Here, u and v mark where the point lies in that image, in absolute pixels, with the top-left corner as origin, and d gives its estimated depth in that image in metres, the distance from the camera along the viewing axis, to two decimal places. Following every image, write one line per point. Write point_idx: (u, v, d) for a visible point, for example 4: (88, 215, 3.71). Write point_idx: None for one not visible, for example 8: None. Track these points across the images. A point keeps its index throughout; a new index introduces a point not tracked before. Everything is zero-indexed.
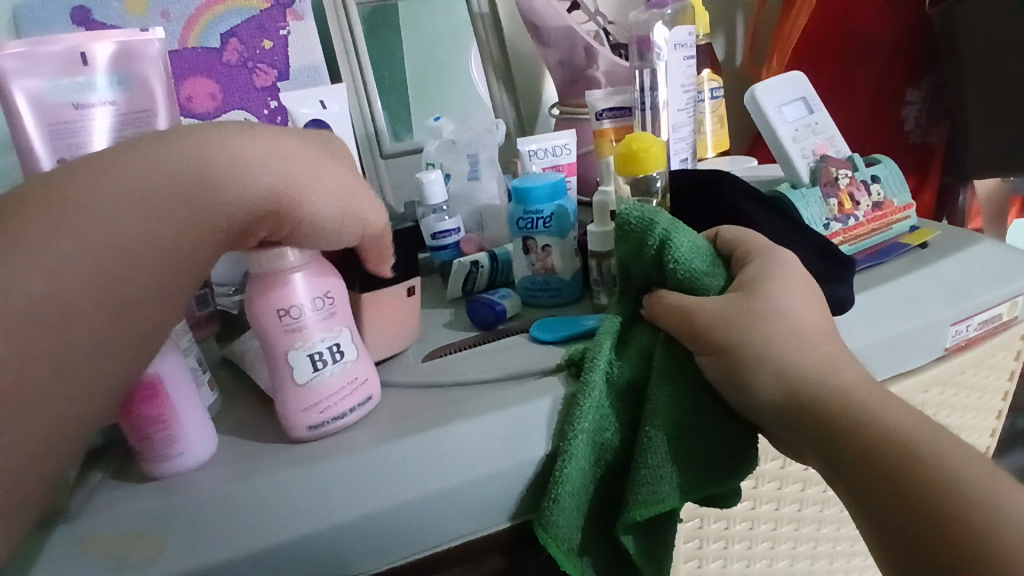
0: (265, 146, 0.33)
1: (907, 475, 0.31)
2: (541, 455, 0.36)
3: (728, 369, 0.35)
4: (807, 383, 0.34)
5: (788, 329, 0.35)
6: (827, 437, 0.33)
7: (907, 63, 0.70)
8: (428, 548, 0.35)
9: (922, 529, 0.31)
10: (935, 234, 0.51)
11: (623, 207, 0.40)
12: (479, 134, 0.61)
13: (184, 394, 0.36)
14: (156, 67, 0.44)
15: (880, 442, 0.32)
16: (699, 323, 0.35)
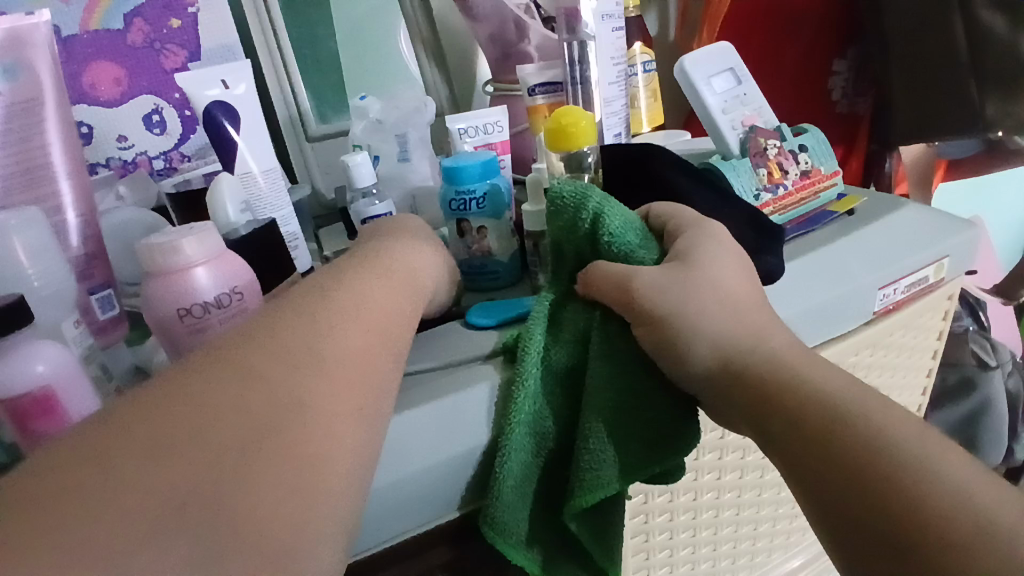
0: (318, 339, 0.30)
1: (838, 441, 0.31)
2: (482, 446, 0.34)
3: (662, 341, 0.34)
4: (746, 355, 0.34)
5: (721, 300, 0.35)
6: (766, 408, 0.33)
7: (834, 33, 0.71)
8: (373, 548, 0.33)
9: (857, 496, 0.30)
10: (862, 200, 0.52)
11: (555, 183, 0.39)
12: (407, 113, 0.58)
13: (80, 403, 0.32)
14: (43, 51, 0.40)
15: (812, 406, 0.32)
16: (633, 291, 0.35)
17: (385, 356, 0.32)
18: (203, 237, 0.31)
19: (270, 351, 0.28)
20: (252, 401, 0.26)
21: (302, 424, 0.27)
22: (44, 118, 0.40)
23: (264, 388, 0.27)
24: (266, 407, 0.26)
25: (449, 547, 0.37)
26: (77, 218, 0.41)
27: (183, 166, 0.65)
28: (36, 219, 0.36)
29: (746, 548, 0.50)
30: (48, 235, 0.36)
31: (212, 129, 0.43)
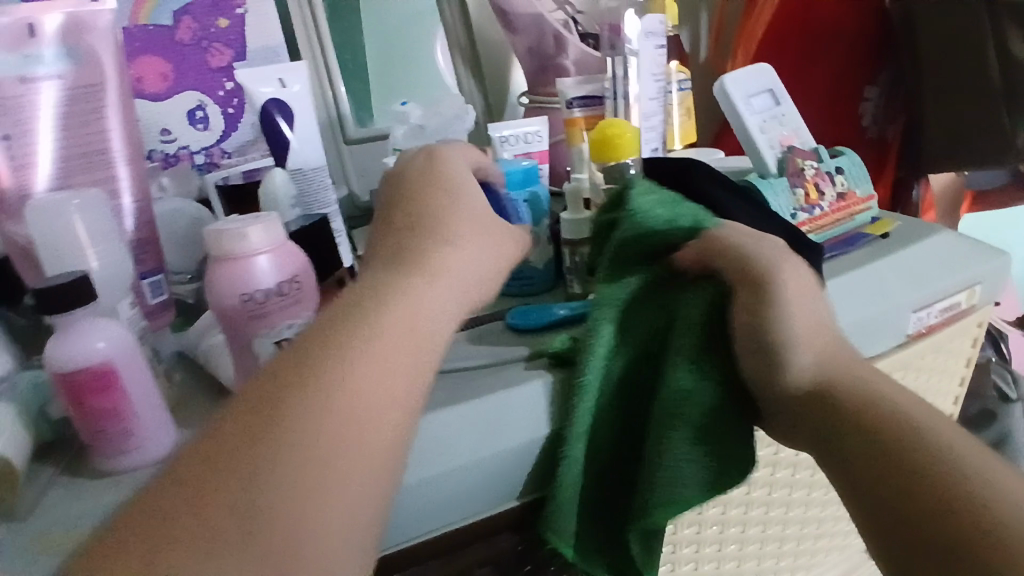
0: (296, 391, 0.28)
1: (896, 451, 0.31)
2: (543, 436, 0.35)
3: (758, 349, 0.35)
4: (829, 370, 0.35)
5: (809, 307, 0.36)
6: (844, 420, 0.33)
7: (865, 61, 0.72)
8: (418, 536, 0.34)
9: (906, 508, 0.30)
10: (895, 224, 0.53)
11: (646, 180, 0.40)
12: (448, 120, 0.59)
13: (140, 382, 0.33)
14: (105, 38, 0.41)
15: (871, 413, 0.33)
16: (752, 273, 0.35)
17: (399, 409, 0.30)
18: (268, 226, 0.32)
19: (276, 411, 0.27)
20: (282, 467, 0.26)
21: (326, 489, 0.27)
22: (105, 103, 0.42)
23: (345, 392, 0.28)
24: (360, 414, 0.28)
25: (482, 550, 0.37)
26: (133, 203, 0.43)
27: (223, 161, 0.66)
28: (96, 200, 0.37)
29: (771, 566, 0.50)
30: (108, 217, 0.38)
31: (266, 124, 0.44)
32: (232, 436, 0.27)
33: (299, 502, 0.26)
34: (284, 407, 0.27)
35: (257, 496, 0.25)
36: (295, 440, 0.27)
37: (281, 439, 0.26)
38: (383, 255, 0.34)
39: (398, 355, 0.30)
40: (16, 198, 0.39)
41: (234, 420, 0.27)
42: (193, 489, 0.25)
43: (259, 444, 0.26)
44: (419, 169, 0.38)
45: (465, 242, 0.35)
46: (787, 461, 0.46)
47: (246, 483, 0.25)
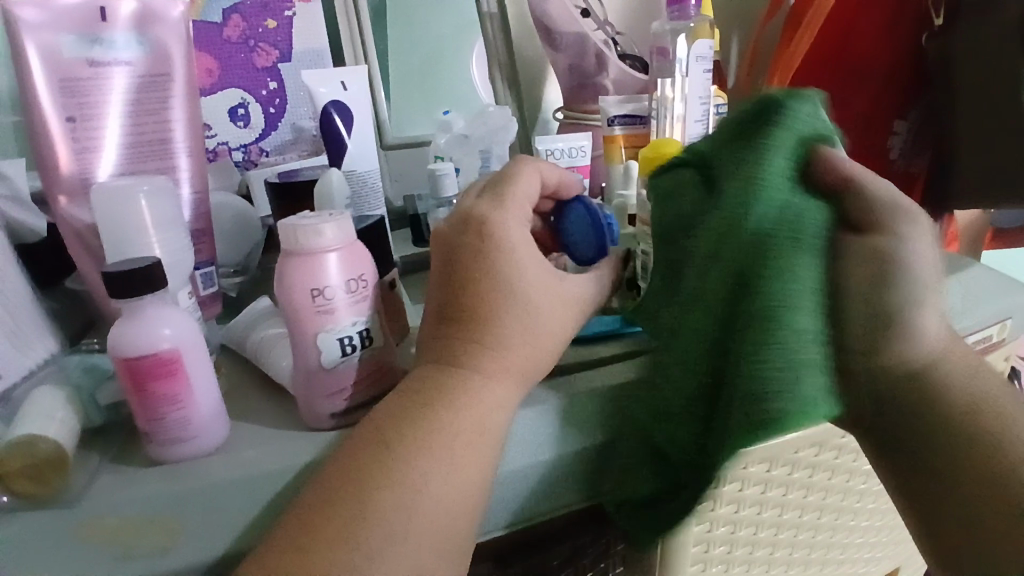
0: (410, 412, 0.32)
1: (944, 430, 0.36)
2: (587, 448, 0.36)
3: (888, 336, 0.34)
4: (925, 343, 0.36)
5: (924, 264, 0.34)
6: (906, 387, 0.36)
7: (896, 97, 0.74)
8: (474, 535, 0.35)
9: (947, 474, 0.36)
10: None
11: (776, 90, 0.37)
12: (493, 130, 0.60)
13: (201, 372, 0.33)
14: (176, 29, 0.42)
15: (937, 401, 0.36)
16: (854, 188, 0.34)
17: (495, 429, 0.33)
18: (341, 224, 0.33)
19: (389, 434, 0.31)
20: (387, 486, 0.30)
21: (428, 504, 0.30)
22: (170, 92, 0.42)
23: (455, 434, 0.32)
24: (467, 450, 0.32)
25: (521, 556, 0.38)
26: (191, 193, 0.43)
27: (261, 160, 0.67)
28: (164, 188, 0.37)
29: None
30: (173, 204, 0.38)
31: (323, 125, 0.45)
32: (353, 467, 0.30)
33: (428, 525, 0.30)
34: (404, 445, 0.31)
35: (393, 515, 0.29)
36: (416, 475, 0.30)
37: (404, 474, 0.30)
38: (456, 309, 0.34)
39: (498, 385, 0.33)
40: (78, 182, 0.39)
41: (359, 447, 0.31)
42: (331, 520, 0.29)
43: (386, 467, 0.30)
44: (488, 197, 0.37)
45: (546, 290, 0.36)
46: (820, 484, 0.46)
47: (382, 514, 0.29)
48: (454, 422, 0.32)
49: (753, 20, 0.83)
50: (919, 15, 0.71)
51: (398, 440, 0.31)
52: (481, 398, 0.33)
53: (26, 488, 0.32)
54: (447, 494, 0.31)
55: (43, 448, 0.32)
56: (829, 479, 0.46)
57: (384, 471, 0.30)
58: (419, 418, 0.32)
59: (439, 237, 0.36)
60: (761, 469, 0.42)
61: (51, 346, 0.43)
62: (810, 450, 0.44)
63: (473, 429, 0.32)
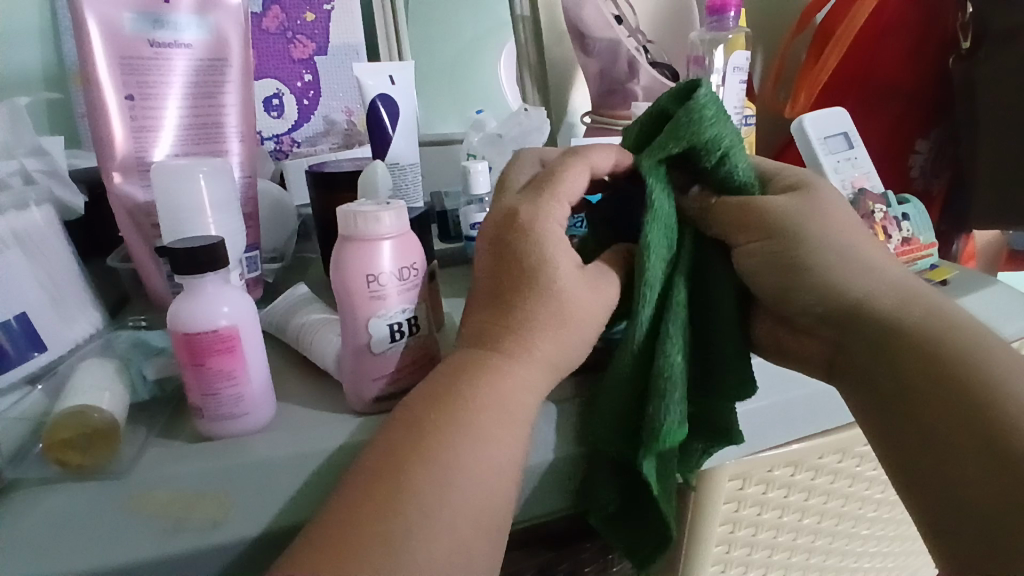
0: (471, 376, 0.32)
1: (924, 355, 0.34)
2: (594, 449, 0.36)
3: (777, 258, 0.36)
4: (872, 291, 0.36)
5: (846, 231, 0.37)
6: (846, 317, 0.36)
7: (919, 115, 0.75)
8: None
9: (951, 415, 0.33)
10: (953, 273, 0.54)
11: (700, 105, 0.36)
12: (527, 131, 0.61)
13: (254, 351, 0.34)
14: (236, 18, 0.44)
15: (904, 331, 0.35)
16: (756, 211, 0.36)
17: (524, 416, 0.32)
18: (398, 213, 0.34)
19: (434, 412, 0.31)
20: (417, 465, 0.29)
21: (457, 485, 0.29)
22: (226, 78, 0.44)
23: (477, 411, 0.31)
24: (495, 427, 0.31)
25: None
26: (242, 178, 0.46)
27: (293, 150, 0.68)
28: (221, 169, 0.39)
29: None
30: (230, 185, 0.39)
31: (368, 117, 0.47)
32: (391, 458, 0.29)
33: (463, 504, 0.29)
34: (434, 426, 0.30)
35: (427, 502, 0.28)
36: (453, 457, 0.30)
37: (433, 454, 0.29)
38: (503, 291, 0.34)
39: (533, 369, 0.33)
40: (133, 160, 0.41)
41: (392, 436, 0.30)
42: (384, 505, 0.28)
43: (416, 448, 0.29)
44: (532, 194, 0.36)
45: (580, 283, 0.34)
46: (840, 490, 0.47)
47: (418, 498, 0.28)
48: (480, 398, 0.31)
49: (781, 34, 0.84)
50: (946, 36, 0.72)
51: (428, 415, 0.31)
52: (505, 385, 0.32)
53: (76, 460, 0.32)
54: (474, 474, 0.30)
55: (95, 420, 0.33)
56: (849, 487, 0.47)
57: (407, 449, 0.29)
58: (448, 388, 0.32)
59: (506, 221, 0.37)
60: (785, 473, 0.43)
61: (92, 320, 0.44)
62: (834, 456, 0.44)
63: (499, 407, 0.31)
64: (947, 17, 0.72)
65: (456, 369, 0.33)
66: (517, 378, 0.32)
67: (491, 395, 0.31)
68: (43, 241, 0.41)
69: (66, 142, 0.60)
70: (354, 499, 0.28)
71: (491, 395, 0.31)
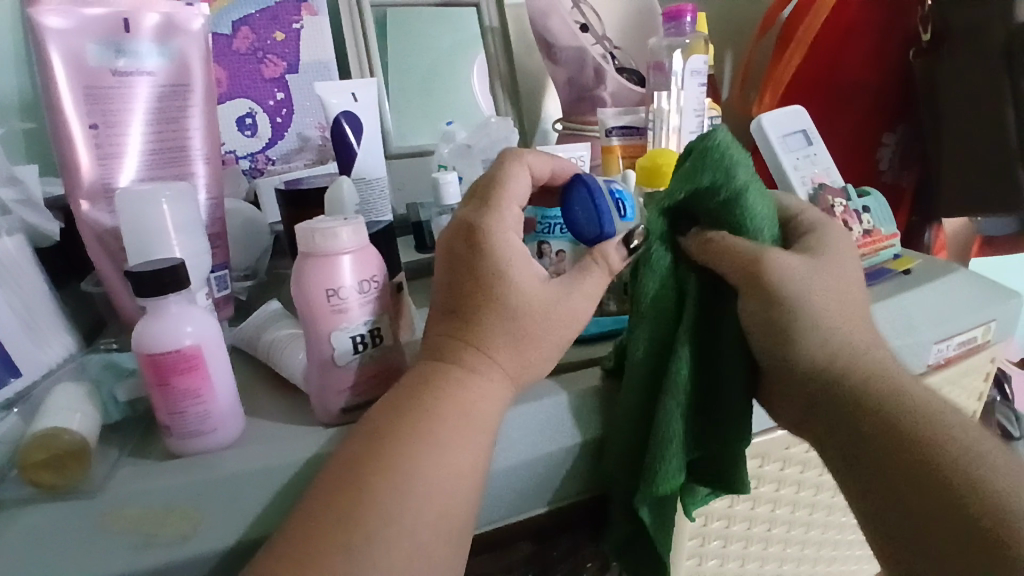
0: (450, 401, 0.32)
1: (904, 426, 0.33)
2: (560, 447, 0.37)
3: (765, 314, 0.36)
4: (850, 358, 0.35)
5: (833, 294, 0.37)
6: (826, 384, 0.35)
7: (885, 111, 0.77)
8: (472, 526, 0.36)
9: (931, 486, 0.31)
10: (916, 262, 0.55)
11: (710, 151, 0.37)
12: (495, 142, 0.63)
13: (220, 367, 0.35)
14: (197, 43, 0.45)
15: (892, 402, 0.34)
16: (752, 264, 0.36)
17: (488, 426, 0.33)
18: (356, 228, 0.35)
19: (398, 421, 0.31)
20: (374, 473, 0.30)
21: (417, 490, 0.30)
22: (190, 102, 0.45)
23: (440, 424, 0.32)
24: (457, 437, 0.32)
25: None
26: (208, 200, 0.46)
27: (267, 168, 0.69)
28: (185, 193, 0.39)
29: None
30: (193, 208, 0.40)
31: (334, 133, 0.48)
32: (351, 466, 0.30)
33: (424, 513, 0.30)
34: (393, 434, 0.31)
35: (391, 514, 0.29)
36: (414, 467, 0.30)
37: (394, 464, 0.30)
38: (464, 303, 0.35)
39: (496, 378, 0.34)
40: (100, 186, 0.42)
41: (354, 448, 0.31)
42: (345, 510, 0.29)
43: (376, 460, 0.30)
44: (478, 206, 0.37)
45: (540, 289, 0.35)
46: (811, 481, 0.47)
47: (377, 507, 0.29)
48: (445, 411, 0.32)
49: (746, 36, 0.85)
50: (907, 33, 0.74)
51: (390, 428, 0.31)
52: (469, 399, 0.33)
53: (49, 480, 0.32)
54: (440, 483, 0.30)
55: (64, 441, 0.33)
56: (820, 476, 0.48)
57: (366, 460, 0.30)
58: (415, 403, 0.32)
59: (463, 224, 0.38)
60: (754, 465, 0.44)
61: (66, 344, 0.44)
62: (801, 447, 0.46)
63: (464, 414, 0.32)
64: (908, 15, 0.73)
65: (423, 386, 0.33)
66: (478, 389, 0.33)
67: (458, 408, 0.32)
68: (15, 268, 0.42)
69: (40, 169, 0.61)
70: (319, 507, 0.29)
71: (458, 408, 0.32)
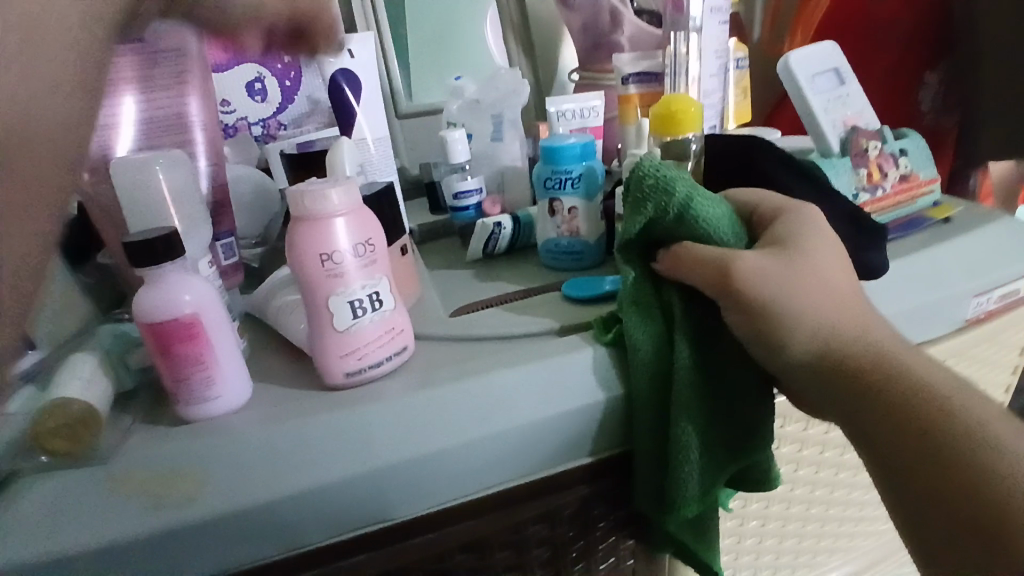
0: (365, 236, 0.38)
1: (916, 411, 0.33)
2: (569, 409, 0.35)
3: (757, 330, 0.35)
4: (854, 347, 0.35)
5: (826, 282, 0.36)
6: (858, 395, 0.34)
7: (929, 45, 0.71)
8: (484, 490, 0.35)
9: (946, 475, 0.31)
10: (956, 209, 0.52)
11: (640, 174, 0.38)
12: (505, 95, 0.60)
13: (222, 335, 0.35)
14: None
15: (904, 391, 0.33)
16: (730, 271, 0.35)
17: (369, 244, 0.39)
18: (345, 189, 0.34)
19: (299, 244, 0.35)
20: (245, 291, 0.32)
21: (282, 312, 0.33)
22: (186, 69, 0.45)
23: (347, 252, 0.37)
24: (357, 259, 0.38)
25: (550, 522, 0.37)
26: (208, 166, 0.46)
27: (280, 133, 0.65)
28: (179, 160, 0.39)
29: (809, 546, 0.51)
30: (190, 175, 0.40)
31: (334, 92, 0.49)
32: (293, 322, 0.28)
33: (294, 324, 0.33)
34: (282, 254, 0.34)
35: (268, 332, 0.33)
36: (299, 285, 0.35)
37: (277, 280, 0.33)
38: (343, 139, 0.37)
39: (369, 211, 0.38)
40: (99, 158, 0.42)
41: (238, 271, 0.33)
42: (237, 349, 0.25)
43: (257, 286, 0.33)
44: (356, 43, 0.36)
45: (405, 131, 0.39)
46: (814, 439, 0.46)
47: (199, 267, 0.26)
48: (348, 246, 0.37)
49: None
50: None
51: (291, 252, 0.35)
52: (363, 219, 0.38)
53: (62, 448, 0.33)
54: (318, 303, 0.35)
55: (74, 409, 0.34)
56: (825, 435, 0.46)
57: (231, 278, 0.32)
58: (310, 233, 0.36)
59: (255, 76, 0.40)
60: None
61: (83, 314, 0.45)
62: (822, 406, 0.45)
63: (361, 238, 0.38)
64: None
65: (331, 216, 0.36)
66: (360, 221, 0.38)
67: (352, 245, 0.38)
68: None
69: None
70: None
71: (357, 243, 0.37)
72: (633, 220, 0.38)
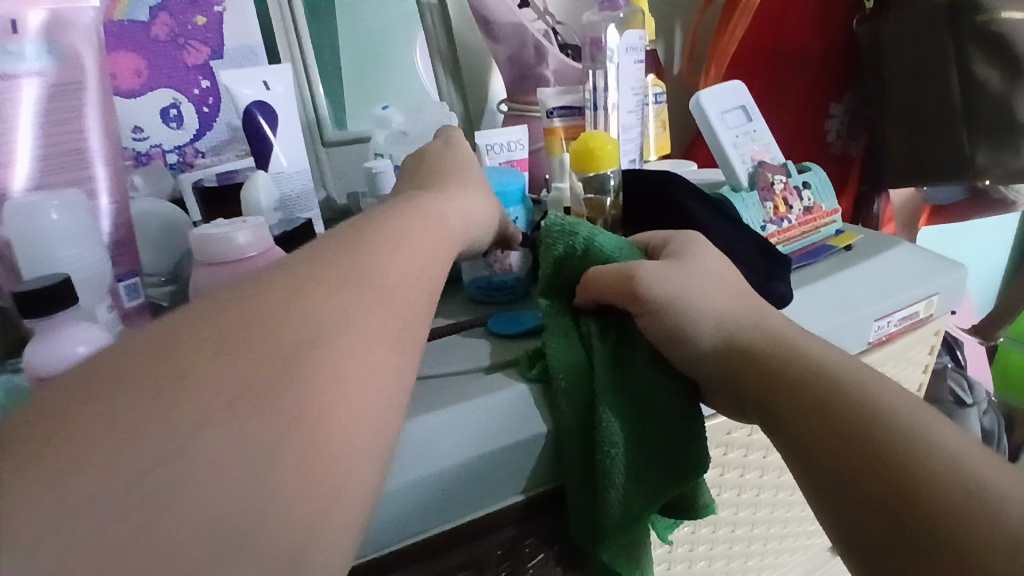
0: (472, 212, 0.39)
1: (810, 387, 0.34)
2: (495, 447, 0.35)
3: (666, 332, 0.36)
4: (752, 339, 0.37)
5: (717, 285, 0.38)
6: (763, 387, 0.36)
7: (833, 78, 0.78)
8: (413, 535, 0.34)
9: (847, 446, 0.32)
10: (859, 237, 0.55)
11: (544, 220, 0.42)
12: (428, 127, 0.60)
13: None
14: (87, 39, 0.45)
15: (801, 373, 0.35)
16: (635, 283, 0.37)
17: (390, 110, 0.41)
18: None
19: None
20: None
21: None
22: (83, 100, 0.45)
23: None
24: None
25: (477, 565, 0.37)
26: (109, 204, 0.47)
27: (198, 161, 0.60)
28: (75, 201, 0.41)
29: (739, 566, 0.52)
30: (85, 217, 0.42)
31: (247, 123, 0.49)
32: (271, 362, 0.25)
33: None
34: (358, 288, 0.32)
35: None
36: None
37: None
38: None
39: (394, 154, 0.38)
40: None
41: None
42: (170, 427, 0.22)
43: None
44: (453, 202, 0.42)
45: None
46: (735, 461, 0.48)
47: (94, 455, 0.21)
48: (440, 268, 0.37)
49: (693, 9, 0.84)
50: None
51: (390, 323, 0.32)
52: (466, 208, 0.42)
53: None
54: None
55: None
56: (746, 457, 0.48)
57: None
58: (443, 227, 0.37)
59: (349, 385, 0.27)
60: None
61: None
62: (741, 431, 0.47)
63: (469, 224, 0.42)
64: None
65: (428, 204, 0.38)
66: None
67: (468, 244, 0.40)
68: None
69: None
70: None
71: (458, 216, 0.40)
72: (546, 258, 0.41)
